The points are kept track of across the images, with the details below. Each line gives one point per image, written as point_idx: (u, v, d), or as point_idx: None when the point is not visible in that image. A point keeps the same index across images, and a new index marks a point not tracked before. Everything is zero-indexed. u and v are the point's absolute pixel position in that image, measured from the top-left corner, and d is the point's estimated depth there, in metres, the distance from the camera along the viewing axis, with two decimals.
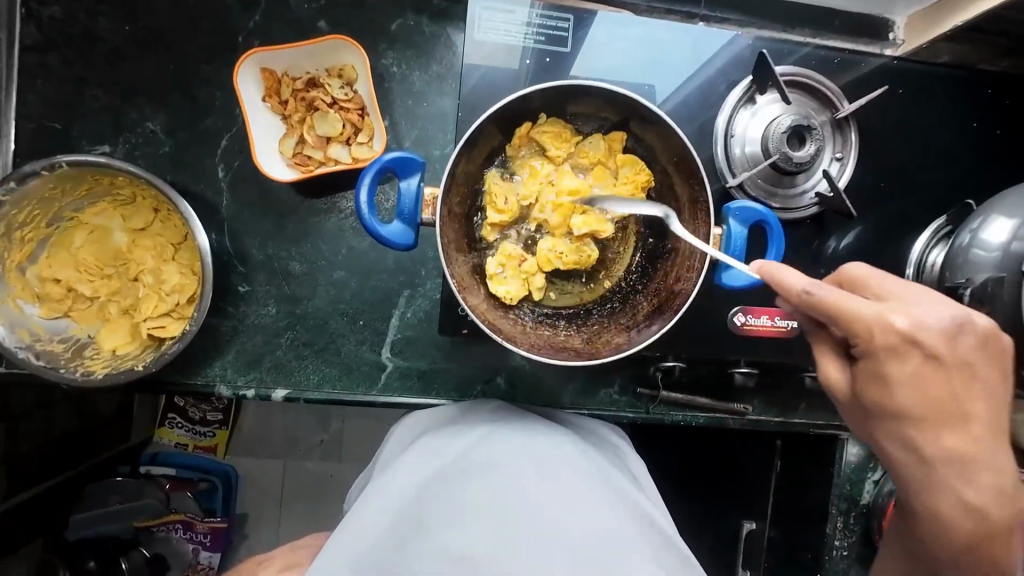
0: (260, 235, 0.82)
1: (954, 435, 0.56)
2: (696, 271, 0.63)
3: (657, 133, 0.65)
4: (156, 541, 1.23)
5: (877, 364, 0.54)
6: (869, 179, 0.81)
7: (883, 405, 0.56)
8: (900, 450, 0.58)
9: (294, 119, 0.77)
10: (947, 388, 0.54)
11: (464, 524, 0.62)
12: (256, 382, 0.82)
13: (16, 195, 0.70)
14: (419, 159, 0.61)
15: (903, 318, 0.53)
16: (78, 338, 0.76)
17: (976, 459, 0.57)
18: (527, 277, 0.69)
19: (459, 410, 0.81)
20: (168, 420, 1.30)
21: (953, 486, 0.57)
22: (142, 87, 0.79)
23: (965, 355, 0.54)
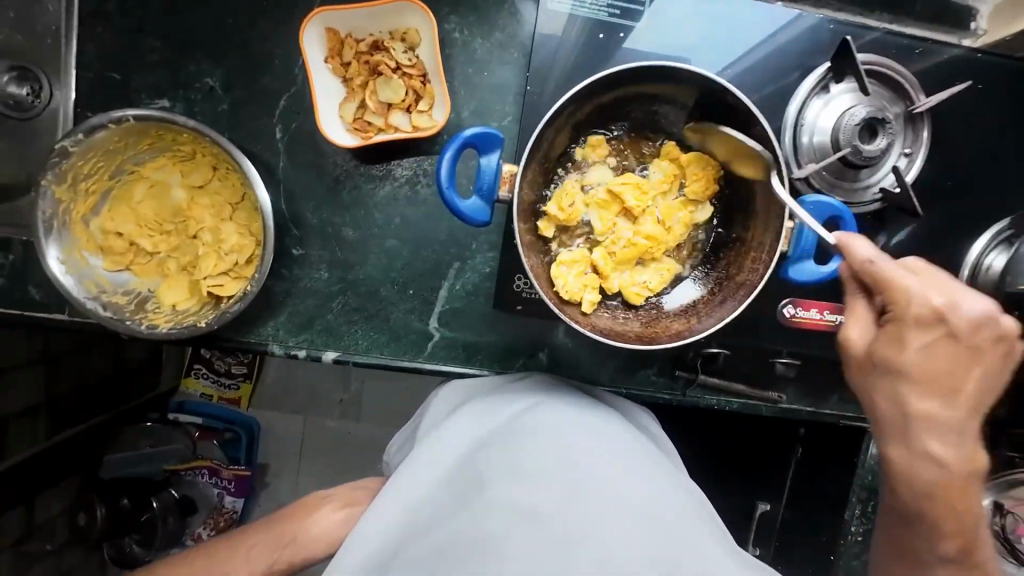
0: (315, 199, 0.82)
1: (942, 405, 0.61)
2: (765, 262, 0.62)
3: (731, 116, 0.64)
4: (184, 484, 1.31)
5: (899, 329, 0.59)
6: (933, 177, 0.80)
7: (894, 362, 0.60)
8: (888, 404, 0.62)
9: (356, 82, 0.76)
10: (954, 363, 0.60)
11: (514, 487, 0.63)
12: (307, 343, 0.85)
13: (83, 146, 0.70)
14: (499, 136, 0.60)
15: (938, 296, 0.58)
16: (139, 291, 0.78)
17: (958, 431, 0.62)
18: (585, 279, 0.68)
19: (504, 378, 0.83)
20: (193, 370, 1.34)
21: (895, 435, 0.63)
22: (201, 40, 0.78)
23: (979, 342, 0.60)
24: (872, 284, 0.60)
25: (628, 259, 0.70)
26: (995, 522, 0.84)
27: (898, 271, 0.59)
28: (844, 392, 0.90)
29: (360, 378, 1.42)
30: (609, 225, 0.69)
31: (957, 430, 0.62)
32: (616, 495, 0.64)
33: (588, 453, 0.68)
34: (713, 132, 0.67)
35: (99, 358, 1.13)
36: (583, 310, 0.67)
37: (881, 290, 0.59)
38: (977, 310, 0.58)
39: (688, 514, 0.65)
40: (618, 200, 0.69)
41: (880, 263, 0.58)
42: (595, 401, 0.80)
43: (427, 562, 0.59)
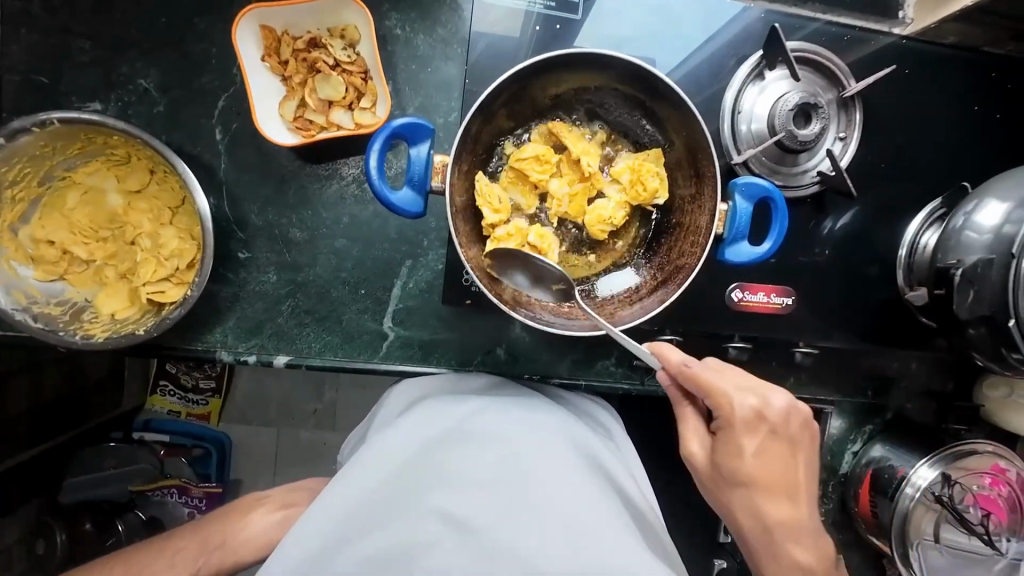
0: (260, 200, 0.81)
1: (782, 501, 0.69)
2: (701, 245, 0.62)
3: (663, 102, 0.64)
4: (152, 504, 1.27)
5: (733, 435, 0.67)
6: (869, 160, 0.82)
7: (735, 463, 0.68)
8: (742, 508, 0.70)
9: (295, 80, 0.75)
10: (780, 459, 0.69)
11: (457, 493, 0.64)
12: (258, 348, 0.83)
13: (6, 152, 0.67)
14: (429, 127, 0.59)
15: (752, 399, 0.67)
16: (75, 301, 0.75)
17: (799, 524, 0.70)
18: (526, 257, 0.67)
19: (456, 378, 0.82)
20: (161, 387, 1.35)
21: (766, 540, 0.70)
22: (133, 40, 0.76)
23: (793, 433, 0.69)
24: (700, 394, 0.68)
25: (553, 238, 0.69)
26: (945, 493, 0.84)
27: (728, 387, 0.67)
28: None
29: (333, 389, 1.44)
30: (532, 204, 0.69)
31: (798, 514, 0.70)
32: (558, 503, 0.64)
33: (534, 458, 0.69)
34: (649, 118, 0.68)
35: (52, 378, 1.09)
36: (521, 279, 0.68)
37: (710, 399, 0.67)
38: (780, 404, 0.68)
39: (621, 517, 0.66)
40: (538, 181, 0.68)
41: (695, 370, 0.67)
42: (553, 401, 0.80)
43: (358, 567, 0.59)
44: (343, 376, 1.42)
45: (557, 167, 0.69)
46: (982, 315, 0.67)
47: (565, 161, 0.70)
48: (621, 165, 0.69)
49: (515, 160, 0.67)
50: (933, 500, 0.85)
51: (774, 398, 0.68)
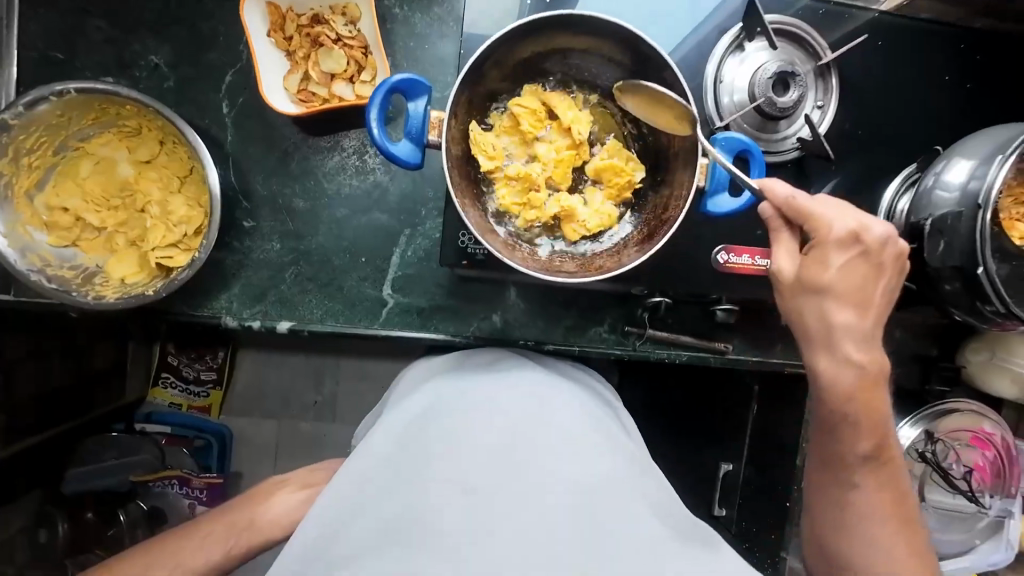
0: (265, 171, 0.84)
1: (856, 312, 0.64)
2: (686, 198, 0.64)
3: (645, 64, 0.64)
4: (153, 495, 1.31)
5: (825, 250, 0.63)
6: (848, 127, 0.85)
7: (817, 282, 0.64)
8: (813, 318, 0.65)
9: (298, 55, 0.79)
10: (869, 279, 0.64)
11: (462, 458, 0.65)
12: (262, 314, 0.86)
13: (24, 119, 0.71)
14: (427, 83, 0.59)
15: (851, 219, 0.62)
16: (87, 266, 0.78)
17: (865, 336, 0.65)
18: (520, 206, 0.68)
19: (466, 358, 0.85)
20: (162, 380, 1.46)
21: (825, 344, 0.65)
22: (144, 19, 0.80)
23: (884, 261, 0.64)
24: (800, 213, 0.64)
25: (534, 196, 0.68)
26: (927, 450, 0.91)
27: (829, 208, 0.63)
28: (787, 342, 0.96)
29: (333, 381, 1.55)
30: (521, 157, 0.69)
31: (864, 335, 0.65)
32: (564, 469, 0.66)
33: (540, 426, 0.71)
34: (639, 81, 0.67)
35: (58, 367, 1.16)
36: (517, 224, 0.69)
37: (808, 214, 0.63)
38: (883, 231, 0.63)
39: (628, 485, 0.67)
40: (527, 138, 0.67)
41: (800, 199, 0.64)
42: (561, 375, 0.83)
43: (372, 532, 0.61)
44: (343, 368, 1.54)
45: (547, 132, 0.69)
46: (953, 266, 0.70)
47: (556, 129, 0.69)
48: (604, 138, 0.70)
49: (515, 107, 0.67)
50: (917, 457, 0.91)
51: (872, 223, 0.63)
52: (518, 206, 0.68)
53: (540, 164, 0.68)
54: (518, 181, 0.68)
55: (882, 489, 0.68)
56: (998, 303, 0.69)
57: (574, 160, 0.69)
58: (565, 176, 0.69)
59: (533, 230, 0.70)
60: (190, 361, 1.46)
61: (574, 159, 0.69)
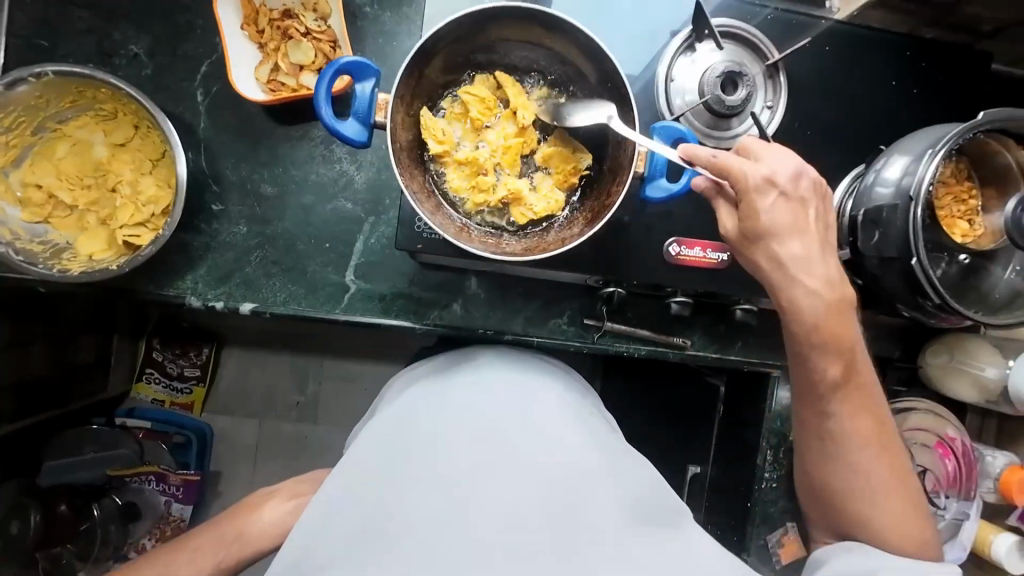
0: (235, 157, 0.87)
1: (799, 243, 0.69)
2: (622, 182, 0.66)
3: (585, 54, 0.66)
4: (129, 490, 1.44)
5: (751, 198, 0.68)
6: (800, 126, 0.88)
7: (757, 229, 0.69)
8: (767, 263, 0.70)
9: (270, 47, 0.83)
10: (798, 213, 0.69)
11: (439, 455, 0.65)
12: (225, 296, 0.88)
13: (3, 99, 0.75)
14: (374, 67, 0.64)
15: (763, 167, 0.68)
16: (57, 242, 0.81)
17: (813, 266, 0.70)
18: (468, 189, 0.71)
19: (448, 358, 0.85)
20: (147, 375, 1.55)
21: (782, 280, 0.70)
22: (126, 11, 0.84)
23: (802, 194, 0.70)
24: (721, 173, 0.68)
25: (482, 179, 0.71)
26: None
27: (740, 160, 0.68)
28: (745, 339, 0.97)
29: (316, 380, 1.66)
30: (471, 142, 0.72)
31: (816, 264, 0.70)
32: (543, 456, 0.67)
33: (517, 421, 0.71)
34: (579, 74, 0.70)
35: (36, 354, 1.22)
36: (465, 207, 0.71)
37: (722, 172, 0.68)
38: (789, 170, 0.69)
39: (608, 467, 0.68)
40: (478, 122, 0.71)
41: (720, 158, 0.68)
42: (539, 367, 0.84)
43: (351, 536, 0.60)
44: (326, 372, 1.65)
45: (497, 118, 0.71)
46: (889, 257, 0.72)
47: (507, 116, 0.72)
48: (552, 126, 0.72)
49: (463, 96, 0.70)
50: None
51: (779, 163, 0.69)
52: (467, 188, 0.71)
53: (490, 147, 0.71)
54: (466, 166, 0.70)
55: (857, 414, 0.73)
56: (935, 296, 0.70)
57: (523, 146, 0.72)
58: (513, 159, 0.71)
59: (482, 214, 0.72)
60: (174, 358, 1.55)
61: (523, 143, 0.72)
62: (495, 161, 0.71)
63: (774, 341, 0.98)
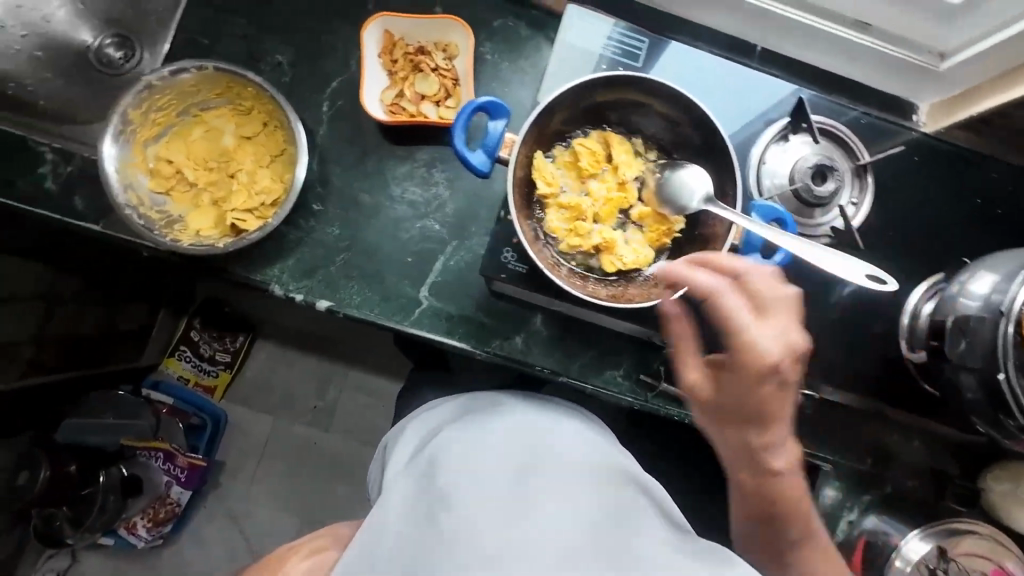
0: (344, 165, 0.94)
1: (760, 432, 0.69)
2: (717, 250, 0.69)
3: (697, 126, 0.71)
4: (136, 464, 1.59)
5: (732, 372, 0.67)
6: (882, 225, 0.90)
7: (740, 411, 0.68)
8: (734, 441, 0.71)
9: (399, 75, 0.91)
10: (774, 402, 0.67)
11: (476, 502, 0.65)
12: (306, 290, 0.92)
13: (164, 84, 0.84)
14: (506, 107, 0.68)
15: (767, 344, 0.64)
16: (172, 214, 0.88)
17: (765, 450, 0.70)
18: (566, 231, 0.75)
19: (475, 399, 0.87)
20: (179, 352, 1.66)
21: (744, 454, 0.72)
22: (279, 25, 0.95)
23: (784, 373, 0.66)
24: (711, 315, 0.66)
25: (581, 224, 0.74)
26: (941, 569, 0.87)
27: (736, 301, 0.65)
28: (801, 427, 0.95)
29: (337, 388, 1.73)
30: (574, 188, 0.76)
31: (789, 452, 0.72)
32: (577, 496, 0.67)
33: (546, 463, 0.71)
34: (685, 143, 0.74)
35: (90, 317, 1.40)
36: (559, 247, 0.75)
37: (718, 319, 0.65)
38: (778, 349, 0.64)
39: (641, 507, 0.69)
40: (585, 172, 0.75)
41: (720, 294, 0.65)
42: (555, 411, 0.86)
43: None
44: (347, 380, 1.72)
45: (603, 171, 0.76)
46: (972, 366, 0.72)
47: (611, 170, 0.76)
48: (650, 186, 0.76)
49: (575, 146, 0.75)
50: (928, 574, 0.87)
51: (768, 340, 0.64)
52: (564, 230, 0.75)
53: (592, 196, 0.75)
54: (567, 210, 0.75)
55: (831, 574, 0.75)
56: (1021, 416, 0.69)
57: (621, 200, 0.76)
58: (611, 211, 0.75)
59: (574, 256, 0.76)
60: (209, 340, 1.66)
61: (623, 198, 0.76)
62: (595, 210, 0.75)
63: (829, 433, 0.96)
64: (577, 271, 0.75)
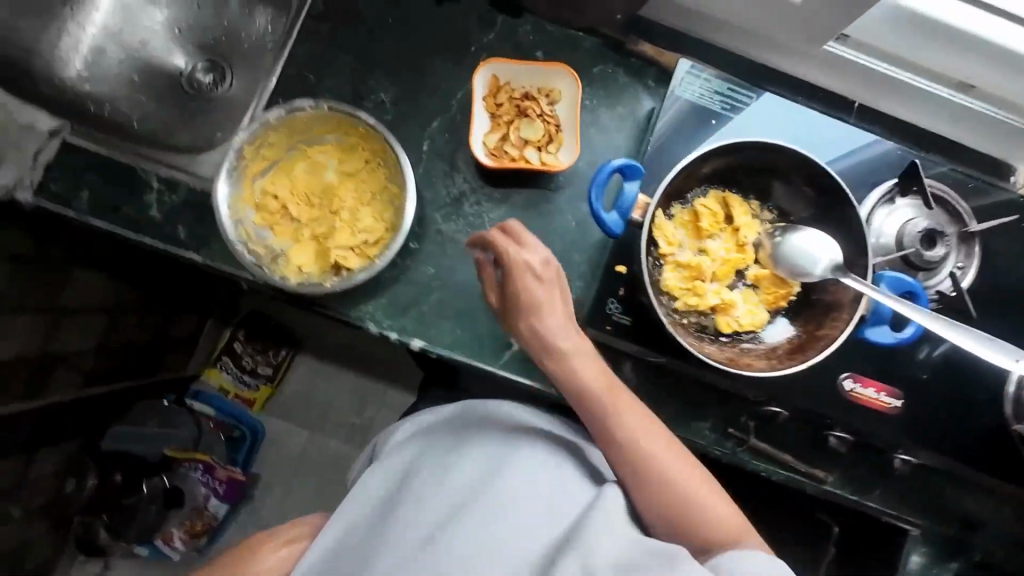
0: (440, 204, 0.95)
1: (590, 365, 0.74)
2: (845, 321, 0.69)
3: (826, 194, 0.71)
4: (177, 476, 1.56)
5: (533, 301, 0.76)
6: (991, 289, 0.88)
7: (565, 369, 0.75)
8: (597, 420, 0.73)
9: (503, 119, 0.92)
10: (576, 338, 0.76)
11: (418, 518, 0.72)
12: (399, 328, 0.93)
13: (279, 122, 0.85)
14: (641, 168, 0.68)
15: (538, 254, 0.76)
16: (274, 249, 0.88)
17: (592, 398, 0.73)
18: (683, 290, 0.74)
19: (465, 411, 0.85)
20: (222, 363, 1.69)
21: (611, 421, 0.73)
22: (384, 63, 0.95)
23: (551, 279, 0.76)
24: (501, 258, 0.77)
25: (698, 284, 0.74)
26: None
27: (502, 240, 0.77)
28: (885, 488, 0.94)
29: (374, 407, 1.75)
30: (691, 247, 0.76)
31: (659, 440, 0.71)
32: (519, 520, 0.69)
33: (504, 485, 0.72)
34: (808, 208, 0.74)
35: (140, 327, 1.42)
36: (676, 305, 0.74)
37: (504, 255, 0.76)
38: (538, 257, 0.76)
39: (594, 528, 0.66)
40: (704, 231, 0.75)
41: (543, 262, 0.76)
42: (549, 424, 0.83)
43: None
44: (385, 400, 1.75)
45: (721, 231, 0.76)
46: None
47: (730, 230, 0.76)
48: (767, 248, 0.76)
49: (697, 205, 0.75)
50: None
51: (531, 255, 0.76)
52: (681, 289, 0.74)
53: (710, 256, 0.75)
54: (686, 268, 0.74)
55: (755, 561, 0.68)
56: None
57: (739, 261, 0.76)
58: (728, 271, 0.75)
59: (689, 315, 0.75)
60: (252, 354, 1.69)
61: (740, 259, 0.75)
62: (713, 270, 0.75)
63: (915, 495, 0.94)
64: (692, 331, 0.74)
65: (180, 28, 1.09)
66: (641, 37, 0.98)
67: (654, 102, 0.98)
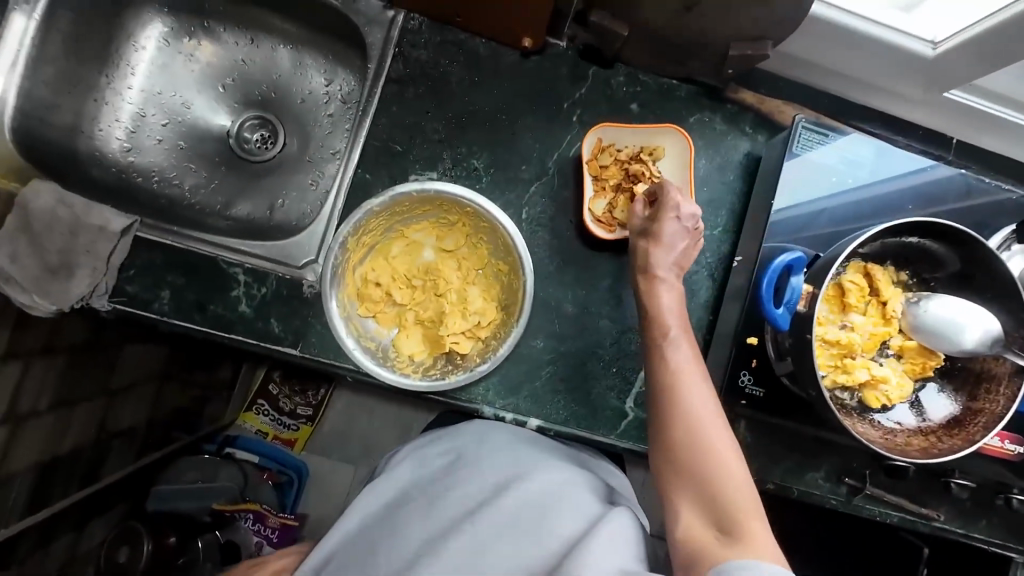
0: (543, 272, 0.90)
1: (687, 353, 0.71)
2: (1007, 397, 0.71)
3: (981, 268, 0.72)
4: (229, 527, 1.34)
5: (662, 253, 0.77)
6: None
7: (670, 341, 0.72)
8: (688, 395, 0.67)
9: (610, 182, 0.88)
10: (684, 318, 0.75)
11: (428, 518, 0.76)
12: (513, 407, 0.89)
13: (383, 207, 0.80)
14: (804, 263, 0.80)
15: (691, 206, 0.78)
16: (381, 339, 0.84)
17: (683, 381, 0.68)
18: (836, 370, 0.74)
19: (484, 429, 0.88)
20: (257, 407, 1.56)
21: (701, 411, 0.66)
22: (472, 126, 0.89)
23: (691, 237, 0.79)
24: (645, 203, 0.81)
25: (852, 362, 0.75)
26: None
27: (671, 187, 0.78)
28: (990, 518, 0.94)
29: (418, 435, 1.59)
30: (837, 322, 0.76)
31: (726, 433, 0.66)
32: (526, 530, 0.71)
33: (516, 491, 0.75)
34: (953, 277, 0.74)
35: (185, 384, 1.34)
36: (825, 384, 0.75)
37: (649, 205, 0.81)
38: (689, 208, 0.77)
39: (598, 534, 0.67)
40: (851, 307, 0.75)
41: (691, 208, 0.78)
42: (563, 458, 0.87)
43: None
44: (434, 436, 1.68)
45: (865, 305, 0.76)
46: None
47: (873, 302, 0.76)
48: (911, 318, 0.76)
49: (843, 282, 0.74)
50: None
51: (686, 207, 0.77)
52: (835, 368, 0.75)
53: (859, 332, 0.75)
54: (838, 348, 0.74)
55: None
56: None
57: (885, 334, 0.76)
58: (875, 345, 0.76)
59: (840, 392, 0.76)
60: (290, 395, 1.54)
61: (888, 332, 0.76)
62: (863, 346, 0.75)
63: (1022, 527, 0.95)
64: (847, 408, 0.75)
65: (224, 86, 1.05)
66: (737, 82, 0.93)
67: (755, 148, 0.93)
